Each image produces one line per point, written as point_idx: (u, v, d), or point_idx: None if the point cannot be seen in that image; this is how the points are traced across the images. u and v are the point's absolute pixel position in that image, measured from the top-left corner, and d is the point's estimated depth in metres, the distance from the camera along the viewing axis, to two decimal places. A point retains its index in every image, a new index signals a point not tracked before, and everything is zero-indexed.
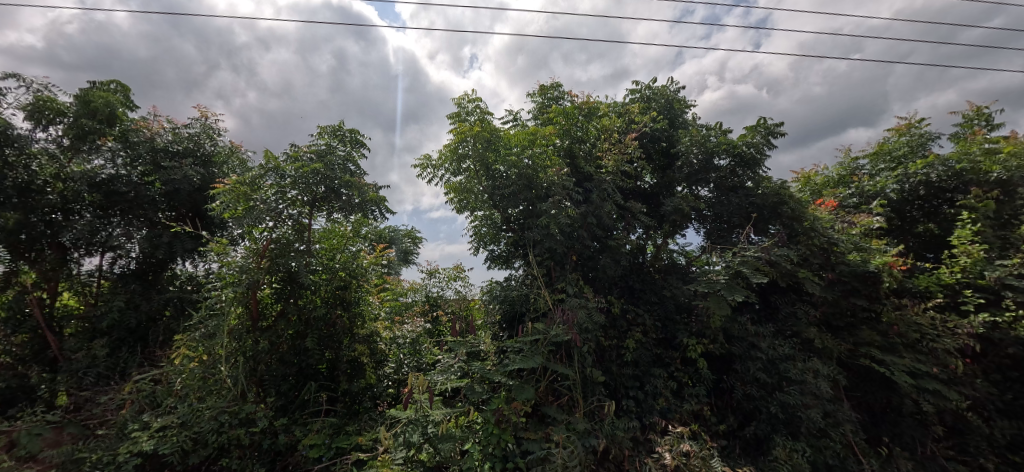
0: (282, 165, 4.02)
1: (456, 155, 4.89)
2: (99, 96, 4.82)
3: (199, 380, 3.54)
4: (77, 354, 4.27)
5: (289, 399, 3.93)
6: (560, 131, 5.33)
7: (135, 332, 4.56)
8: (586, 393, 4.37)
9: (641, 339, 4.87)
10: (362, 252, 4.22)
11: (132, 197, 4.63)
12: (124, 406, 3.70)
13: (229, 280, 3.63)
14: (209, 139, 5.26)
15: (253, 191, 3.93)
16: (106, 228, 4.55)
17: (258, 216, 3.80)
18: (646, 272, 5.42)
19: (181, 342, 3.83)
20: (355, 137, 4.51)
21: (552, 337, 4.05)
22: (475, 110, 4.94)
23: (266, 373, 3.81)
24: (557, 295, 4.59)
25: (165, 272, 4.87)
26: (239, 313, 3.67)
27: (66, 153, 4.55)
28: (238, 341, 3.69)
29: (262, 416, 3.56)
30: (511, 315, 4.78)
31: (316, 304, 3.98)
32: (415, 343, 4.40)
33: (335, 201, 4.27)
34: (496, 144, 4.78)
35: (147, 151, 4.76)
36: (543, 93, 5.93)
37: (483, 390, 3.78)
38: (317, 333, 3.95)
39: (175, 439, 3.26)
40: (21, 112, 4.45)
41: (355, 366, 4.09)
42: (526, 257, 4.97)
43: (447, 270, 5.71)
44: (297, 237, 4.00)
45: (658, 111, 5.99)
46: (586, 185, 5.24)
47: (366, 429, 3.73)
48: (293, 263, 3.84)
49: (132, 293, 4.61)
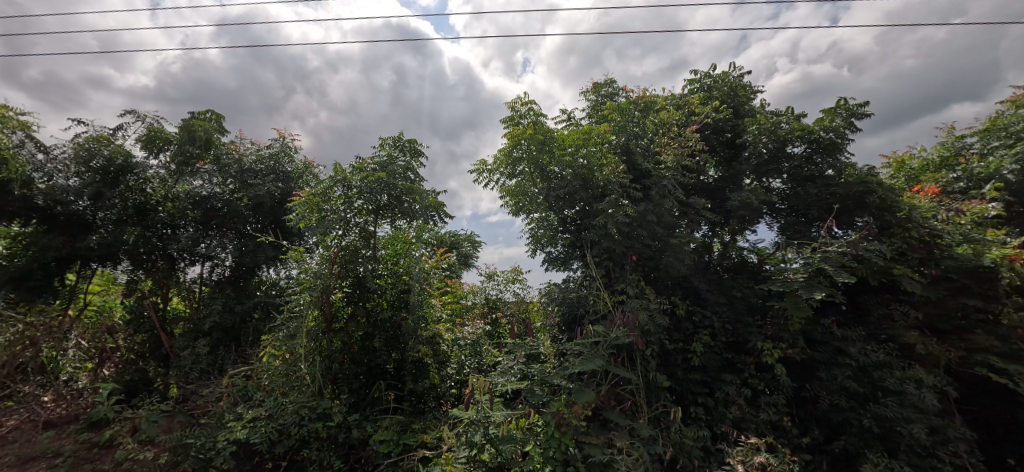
0: (350, 176, 4.30)
1: (510, 159, 4.93)
2: (197, 125, 5.45)
3: (284, 376, 3.91)
4: (186, 351, 4.82)
5: (360, 396, 4.15)
6: (616, 128, 5.17)
7: (230, 332, 5.02)
8: (650, 398, 4.24)
9: (709, 342, 4.59)
10: (423, 257, 4.29)
11: (225, 211, 5.16)
12: (223, 398, 4.15)
13: (306, 285, 3.97)
14: (288, 157, 5.76)
15: (325, 201, 4.24)
16: (207, 240, 5.11)
17: (329, 226, 4.12)
18: (713, 271, 5.09)
19: (268, 341, 4.22)
20: (414, 148, 4.70)
21: (612, 340, 3.96)
22: (529, 113, 4.96)
23: (340, 371, 4.06)
24: (617, 296, 4.48)
25: (253, 278, 5.36)
26: (315, 315, 3.98)
27: (173, 176, 5.10)
28: (314, 341, 3.95)
29: (337, 412, 3.81)
30: (570, 318, 4.72)
31: (383, 308, 4.19)
32: (475, 344, 4.46)
33: (397, 208, 4.46)
34: (550, 145, 4.76)
35: (236, 171, 5.30)
36: (596, 90, 5.84)
37: (543, 393, 3.78)
38: (384, 334, 4.16)
39: (264, 430, 3.60)
40: (138, 143, 5.10)
41: (419, 366, 4.22)
42: (584, 258, 4.86)
43: (505, 273, 5.78)
44: (364, 244, 4.24)
45: (721, 100, 5.63)
46: (644, 182, 5.05)
47: (431, 427, 3.84)
48: (361, 269, 4.09)
49: (227, 297, 5.13)
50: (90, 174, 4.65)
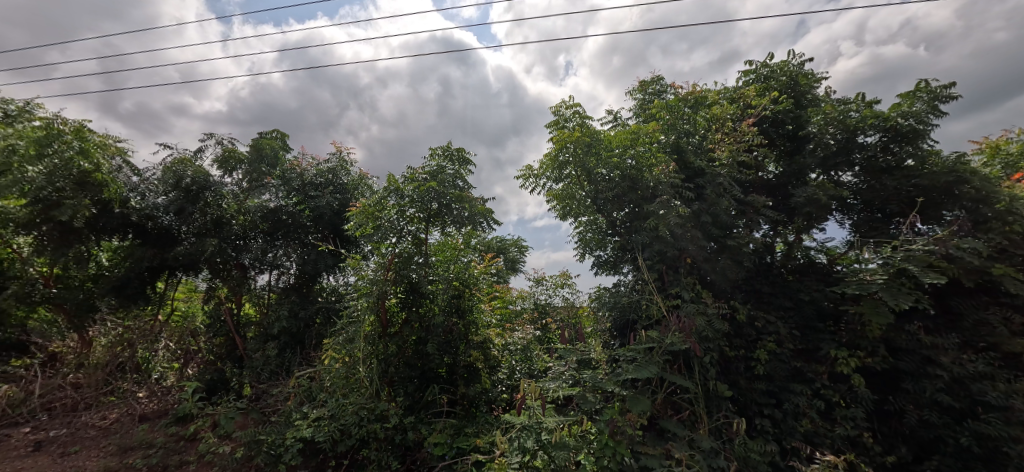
0: (402, 186, 4.43)
1: (557, 163, 4.88)
2: (265, 144, 5.91)
3: (344, 378, 4.10)
4: (257, 353, 5.18)
5: (415, 399, 4.27)
6: (665, 126, 5.00)
7: (296, 336, 5.35)
8: (711, 408, 4.03)
9: (774, 350, 4.24)
10: (473, 262, 4.43)
11: (290, 223, 5.59)
12: (290, 398, 4.42)
13: (364, 291, 4.16)
14: (344, 170, 6.08)
15: (379, 211, 4.38)
16: (274, 250, 5.51)
17: (385, 234, 4.28)
18: (776, 273, 4.76)
19: (328, 345, 4.44)
20: (462, 156, 4.78)
21: (667, 346, 3.80)
22: (574, 116, 4.92)
23: (395, 375, 4.20)
24: (671, 301, 4.31)
25: (316, 285, 5.69)
26: (372, 321, 4.14)
27: (244, 192, 5.52)
28: (371, 345, 4.12)
29: (394, 414, 3.92)
30: (622, 323, 4.61)
31: (436, 313, 4.25)
32: (525, 350, 4.53)
33: (447, 216, 4.54)
34: (597, 148, 4.68)
35: (298, 185, 5.68)
36: (643, 89, 5.69)
37: (595, 400, 3.68)
38: (437, 339, 4.22)
39: (327, 429, 3.80)
40: (216, 163, 5.55)
41: (471, 371, 4.29)
42: (636, 262, 4.71)
43: (554, 277, 5.75)
44: (416, 251, 4.36)
45: (780, 90, 5.27)
46: (697, 181, 4.84)
47: (483, 431, 3.87)
48: (414, 275, 4.24)
49: (293, 303, 5.44)
50: (176, 193, 5.13)
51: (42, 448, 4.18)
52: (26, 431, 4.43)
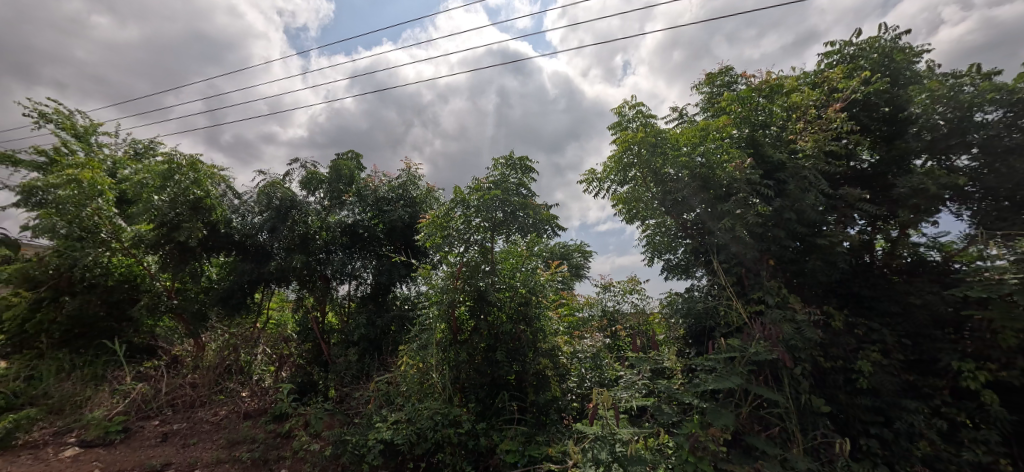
0: (468, 197, 4.57)
1: (621, 165, 4.78)
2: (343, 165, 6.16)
3: (419, 384, 4.33)
4: (341, 358, 5.53)
5: (486, 405, 4.32)
6: (735, 120, 4.69)
7: (374, 343, 5.66)
8: (805, 425, 3.65)
9: (880, 360, 3.74)
10: (537, 269, 4.45)
11: (366, 236, 5.96)
12: (371, 401, 4.69)
13: (435, 299, 4.39)
14: (413, 185, 6.36)
15: (447, 221, 4.57)
16: (352, 262, 5.86)
17: (452, 243, 4.49)
18: (878, 274, 4.21)
19: (404, 351, 4.69)
20: (524, 165, 4.81)
21: (752, 356, 3.52)
22: (636, 117, 4.87)
23: (466, 382, 4.28)
24: (753, 306, 3.99)
25: (389, 294, 5.97)
26: (442, 328, 4.33)
27: (325, 210, 5.93)
28: (443, 352, 4.30)
29: (466, 419, 4.00)
30: (696, 330, 4.43)
31: (503, 320, 4.33)
32: (597, 358, 4.43)
33: (512, 223, 4.60)
34: (662, 147, 4.53)
35: (373, 201, 6.02)
36: (710, 81, 5.48)
37: (672, 411, 3.51)
38: (505, 346, 4.27)
39: (405, 432, 3.97)
40: (303, 184, 6.04)
41: (540, 378, 4.28)
42: (710, 265, 4.51)
43: (622, 283, 5.59)
44: (483, 259, 4.43)
45: (872, 69, 4.73)
46: (778, 176, 4.44)
47: (555, 441, 3.81)
48: (481, 283, 4.29)
49: (370, 312, 5.78)
50: (269, 213, 5.70)
51: (169, 439, 4.79)
52: (155, 423, 5.10)
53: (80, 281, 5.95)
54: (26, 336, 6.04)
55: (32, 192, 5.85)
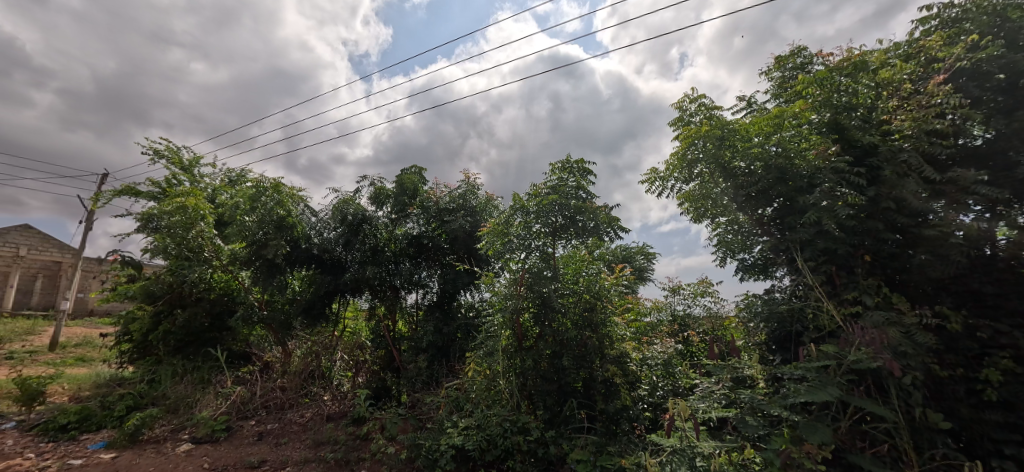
0: (527, 203, 4.59)
1: (685, 162, 4.61)
2: (407, 179, 6.41)
3: (486, 390, 4.40)
4: (412, 365, 5.73)
5: (553, 413, 4.26)
6: (814, 103, 4.28)
7: (441, 350, 5.80)
8: (920, 443, 3.19)
9: (1015, 369, 3.18)
10: (601, 273, 4.33)
11: (431, 246, 6.20)
12: (441, 407, 4.81)
13: (499, 306, 4.49)
14: (472, 194, 6.47)
15: (507, 227, 4.64)
16: (419, 272, 6.15)
17: (513, 250, 4.53)
18: (1005, 269, 3.50)
19: (471, 358, 4.78)
20: (583, 167, 4.73)
21: (851, 364, 3.15)
22: (698, 110, 4.66)
23: (534, 389, 4.27)
24: (848, 308, 3.61)
25: (454, 302, 6.16)
26: (508, 335, 4.41)
27: (392, 222, 6.22)
28: (509, 359, 4.34)
29: (535, 427, 3.96)
30: (781, 335, 4.08)
31: (568, 327, 4.23)
32: (667, 365, 4.31)
33: (572, 228, 4.56)
34: (730, 139, 4.28)
35: (435, 212, 6.22)
36: (781, 64, 5.30)
37: (759, 424, 3.23)
38: (571, 353, 4.19)
39: (475, 438, 3.99)
40: (371, 199, 6.37)
41: (609, 387, 4.15)
42: (792, 264, 4.17)
43: (692, 285, 5.31)
44: (545, 265, 4.43)
45: (982, 31, 4.11)
46: (870, 161, 3.97)
47: (627, 452, 3.64)
48: (545, 290, 4.27)
49: (437, 320, 5.96)
50: (342, 228, 6.06)
51: (263, 438, 5.24)
52: (252, 423, 5.61)
53: (188, 295, 6.76)
54: (149, 344, 6.97)
55: (150, 219, 6.76)
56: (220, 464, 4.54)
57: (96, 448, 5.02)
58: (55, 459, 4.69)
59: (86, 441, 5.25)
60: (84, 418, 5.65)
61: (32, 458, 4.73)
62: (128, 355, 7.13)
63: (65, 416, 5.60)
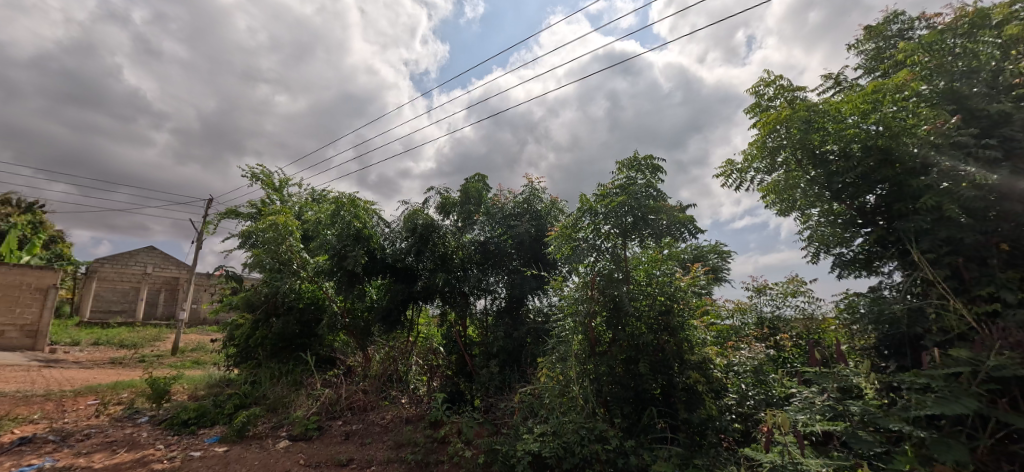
0: (595, 205, 4.48)
1: (766, 151, 4.26)
2: (472, 187, 6.60)
3: (560, 396, 4.25)
4: (483, 369, 5.79)
5: (632, 421, 4.06)
6: (921, 72, 3.77)
7: (512, 354, 5.80)
8: None
9: None
10: (676, 274, 4.13)
11: (497, 252, 6.24)
12: (516, 412, 4.80)
13: (570, 310, 4.44)
14: (536, 198, 6.45)
15: (576, 231, 4.61)
16: (488, 278, 6.24)
17: (582, 253, 4.45)
18: None
19: (544, 363, 4.74)
20: (652, 164, 4.54)
21: (991, 371, 2.66)
22: (779, 94, 4.29)
23: (610, 395, 4.09)
24: (983, 306, 3.06)
25: (522, 307, 6.14)
26: (580, 340, 4.32)
27: (460, 230, 6.43)
28: (583, 364, 4.23)
29: (613, 435, 3.74)
30: (894, 339, 3.57)
31: (643, 331, 4.06)
32: (757, 372, 3.96)
33: (645, 228, 4.38)
34: (819, 121, 3.86)
35: (501, 218, 6.30)
36: (874, 34, 4.77)
37: (873, 440, 2.87)
38: (649, 358, 3.99)
39: (552, 445, 3.88)
40: (438, 209, 6.61)
41: (691, 395, 3.91)
42: (905, 257, 3.67)
43: (781, 285, 4.94)
44: (616, 267, 4.28)
45: None
46: (999, 132, 3.39)
47: (717, 466, 3.36)
48: (618, 291, 4.12)
49: (507, 325, 6.00)
50: (411, 238, 6.24)
51: (350, 437, 5.57)
52: (340, 423, 6.01)
53: (282, 305, 7.44)
54: (250, 349, 7.76)
55: (249, 236, 7.56)
56: (314, 460, 4.90)
57: (211, 442, 5.66)
58: (181, 451, 5.35)
59: (204, 436, 5.94)
60: (201, 415, 6.39)
61: (162, 448, 5.44)
62: (233, 359, 7.98)
63: (186, 412, 6.38)
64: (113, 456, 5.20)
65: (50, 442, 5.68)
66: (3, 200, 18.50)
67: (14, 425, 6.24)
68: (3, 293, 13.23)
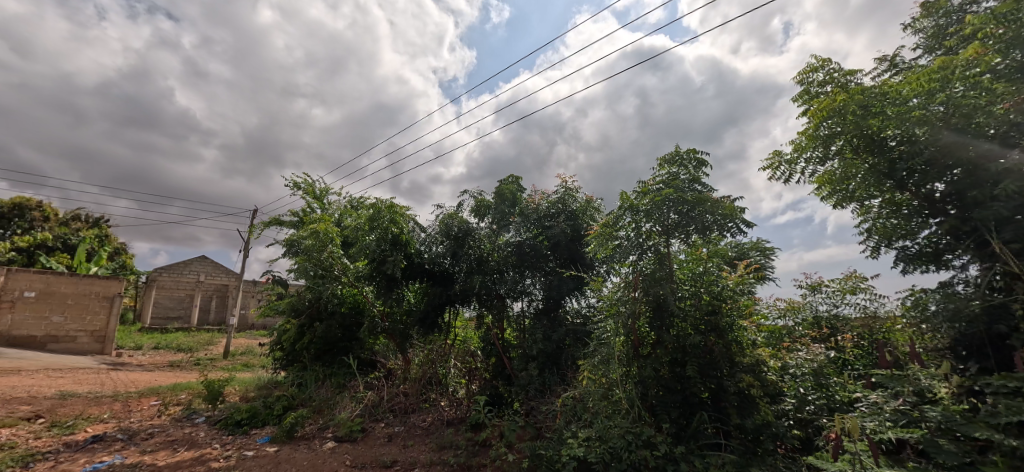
0: (636, 202, 4.35)
1: (819, 140, 4.02)
2: (506, 189, 6.59)
3: (605, 400, 4.12)
4: (522, 372, 5.72)
5: (680, 426, 3.89)
6: (997, 45, 3.43)
7: (551, 357, 5.71)
8: None
9: None
10: (725, 272, 3.98)
11: (533, 253, 6.20)
12: (558, 416, 4.71)
13: (612, 311, 4.32)
14: (571, 197, 6.37)
15: (616, 229, 4.48)
16: (525, 280, 6.20)
17: (624, 252, 4.35)
18: None
19: (585, 366, 4.63)
20: (695, 158, 4.36)
21: None
22: (830, 79, 4.04)
23: (656, 399, 3.95)
24: None
25: (560, 309, 6.08)
26: (623, 341, 4.18)
27: (495, 232, 6.43)
28: (626, 367, 4.10)
29: (662, 441, 3.60)
30: (973, 339, 3.23)
31: (690, 332, 3.89)
32: (817, 375, 3.73)
33: (690, 224, 4.22)
34: (877, 106, 3.58)
35: (536, 219, 6.26)
36: (934, 10, 4.43)
37: (957, 450, 2.58)
38: (697, 360, 3.83)
39: (598, 450, 3.78)
40: (473, 212, 6.64)
41: (744, 399, 3.69)
42: (983, 248, 3.34)
43: (838, 282, 4.63)
44: (659, 266, 4.16)
45: None
46: None
47: None
48: (662, 290, 3.99)
49: (545, 327, 5.93)
50: (449, 242, 6.35)
51: (392, 439, 5.66)
52: (382, 425, 6.13)
53: (325, 309, 7.69)
54: (296, 353, 8.05)
55: (292, 244, 7.86)
56: (359, 462, 5.00)
57: (263, 442, 5.89)
58: (236, 450, 5.61)
59: (255, 436, 6.20)
60: (252, 416, 6.67)
61: (218, 448, 5.72)
62: (280, 362, 8.31)
63: (239, 413, 6.68)
64: (175, 454, 5.50)
65: (119, 440, 6.09)
66: (74, 216, 20.14)
67: (88, 424, 6.74)
68: (75, 302, 14.36)
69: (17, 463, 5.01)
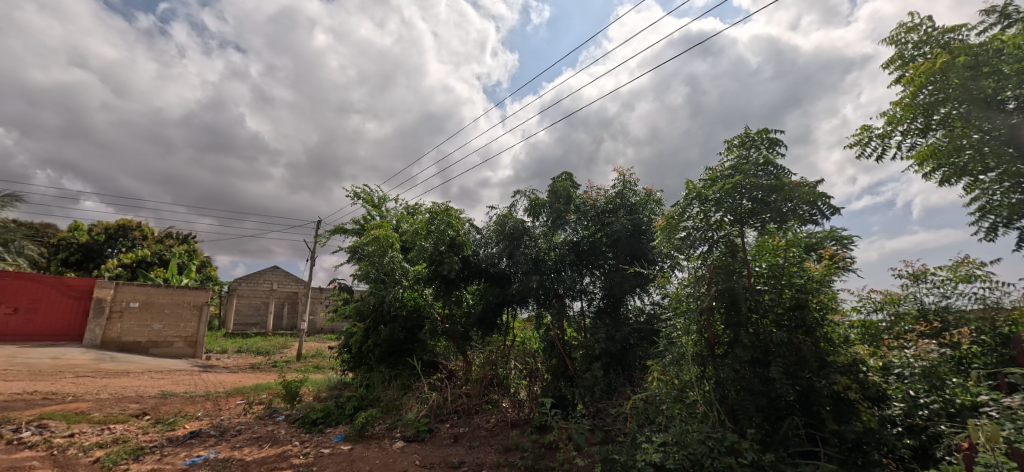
0: (703, 190, 4.11)
1: (917, 109, 3.56)
2: (560, 186, 6.44)
3: (679, 402, 3.91)
4: (586, 373, 5.54)
5: (767, 432, 3.51)
6: None
7: (616, 357, 5.52)
8: None
9: None
10: (809, 262, 3.63)
11: (591, 250, 6.07)
12: (629, 419, 4.53)
13: (682, 309, 4.12)
14: (630, 191, 6.16)
15: (682, 219, 4.26)
16: (585, 279, 6.07)
17: (693, 243, 4.14)
18: None
19: (655, 366, 4.43)
20: (768, 138, 4.08)
21: None
22: (928, 39, 3.63)
23: (736, 403, 3.62)
24: None
25: (622, 307, 5.87)
26: (696, 340, 3.99)
27: (550, 230, 6.34)
28: (701, 366, 3.88)
29: (749, 448, 3.29)
30: None
31: (772, 329, 3.55)
32: (931, 375, 3.26)
33: (766, 211, 3.90)
34: (991, 63, 3.12)
35: (594, 215, 6.13)
36: None
37: None
38: (782, 359, 3.44)
39: (676, 456, 3.53)
40: (528, 211, 6.60)
41: (840, 404, 3.34)
42: None
43: (947, 270, 4.07)
44: (732, 258, 3.93)
45: None
46: None
47: None
48: (738, 284, 3.70)
49: (608, 326, 5.73)
50: (504, 242, 6.45)
51: (458, 440, 5.74)
52: (448, 426, 6.24)
53: (388, 313, 7.98)
54: (363, 355, 8.42)
55: (356, 250, 8.23)
56: (428, 461, 5.09)
57: (337, 440, 6.19)
58: (313, 447, 5.93)
59: (330, 434, 6.53)
60: (326, 415, 7.03)
61: (298, 445, 6.08)
62: (348, 364, 8.71)
63: (315, 412, 7.08)
64: (260, 450, 5.92)
65: (212, 436, 6.67)
66: (166, 234, 22.59)
67: (186, 421, 7.44)
68: (172, 310, 16.06)
69: (130, 456, 5.61)
